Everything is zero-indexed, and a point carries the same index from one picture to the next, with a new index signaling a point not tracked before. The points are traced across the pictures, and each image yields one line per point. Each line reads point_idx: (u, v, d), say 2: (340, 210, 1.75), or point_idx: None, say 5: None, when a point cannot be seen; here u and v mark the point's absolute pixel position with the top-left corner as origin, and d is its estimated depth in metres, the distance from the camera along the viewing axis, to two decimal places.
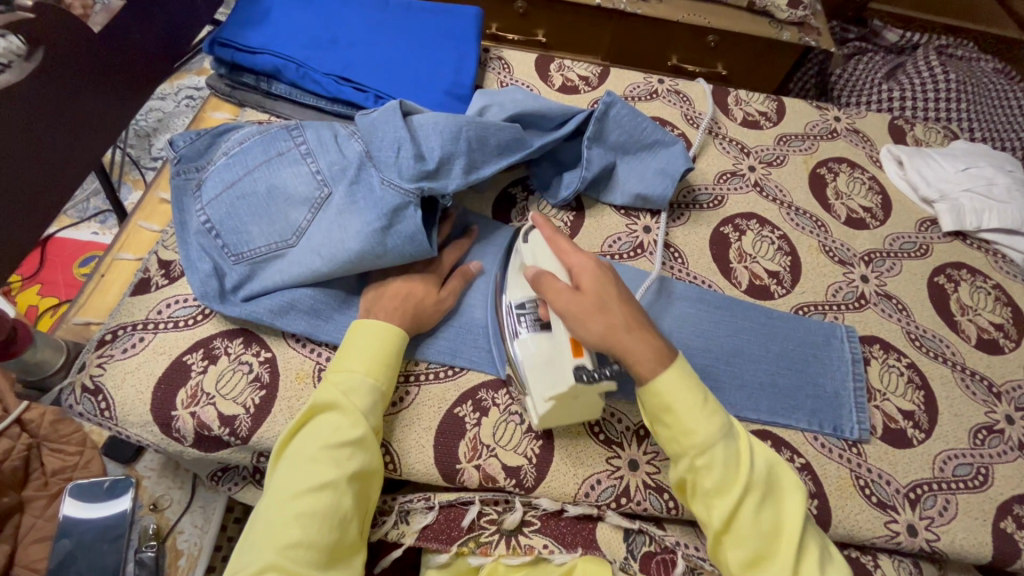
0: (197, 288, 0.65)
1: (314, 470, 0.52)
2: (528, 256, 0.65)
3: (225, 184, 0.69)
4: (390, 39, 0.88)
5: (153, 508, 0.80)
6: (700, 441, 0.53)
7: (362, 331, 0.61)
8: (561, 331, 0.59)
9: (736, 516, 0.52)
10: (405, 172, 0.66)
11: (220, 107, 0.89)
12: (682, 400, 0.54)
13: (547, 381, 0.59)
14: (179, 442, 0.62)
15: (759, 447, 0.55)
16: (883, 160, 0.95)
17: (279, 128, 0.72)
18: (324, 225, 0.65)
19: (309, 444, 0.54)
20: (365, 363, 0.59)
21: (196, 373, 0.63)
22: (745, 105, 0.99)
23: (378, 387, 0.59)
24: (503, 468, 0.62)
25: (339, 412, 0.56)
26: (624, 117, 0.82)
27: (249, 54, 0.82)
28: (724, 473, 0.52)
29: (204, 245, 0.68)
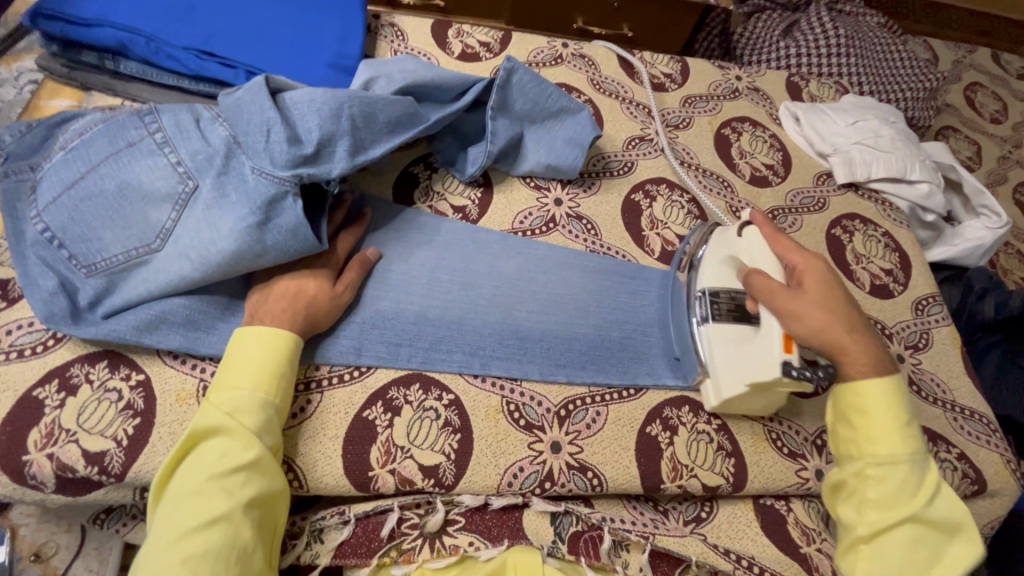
0: (41, 309, 0.55)
1: (201, 504, 0.47)
2: (739, 251, 0.66)
3: (65, 184, 0.58)
4: (261, 6, 0.78)
5: (36, 558, 0.70)
6: (885, 452, 0.55)
7: (247, 342, 0.54)
8: (772, 326, 0.59)
9: (886, 533, 0.53)
10: (280, 158, 0.59)
11: (58, 92, 0.75)
12: (880, 411, 0.56)
13: (746, 367, 0.61)
14: (39, 489, 0.54)
15: (947, 494, 0.54)
16: (782, 118, 0.97)
17: (128, 113, 0.61)
18: (192, 225, 0.57)
19: (192, 476, 0.48)
20: (255, 377, 0.53)
21: (51, 409, 0.55)
22: (650, 67, 0.97)
23: (273, 402, 0.53)
24: (420, 470, 0.59)
25: (227, 436, 0.50)
26: (526, 84, 0.77)
27: (83, 28, 0.70)
28: (898, 490, 0.54)
29: (44, 258, 0.57)
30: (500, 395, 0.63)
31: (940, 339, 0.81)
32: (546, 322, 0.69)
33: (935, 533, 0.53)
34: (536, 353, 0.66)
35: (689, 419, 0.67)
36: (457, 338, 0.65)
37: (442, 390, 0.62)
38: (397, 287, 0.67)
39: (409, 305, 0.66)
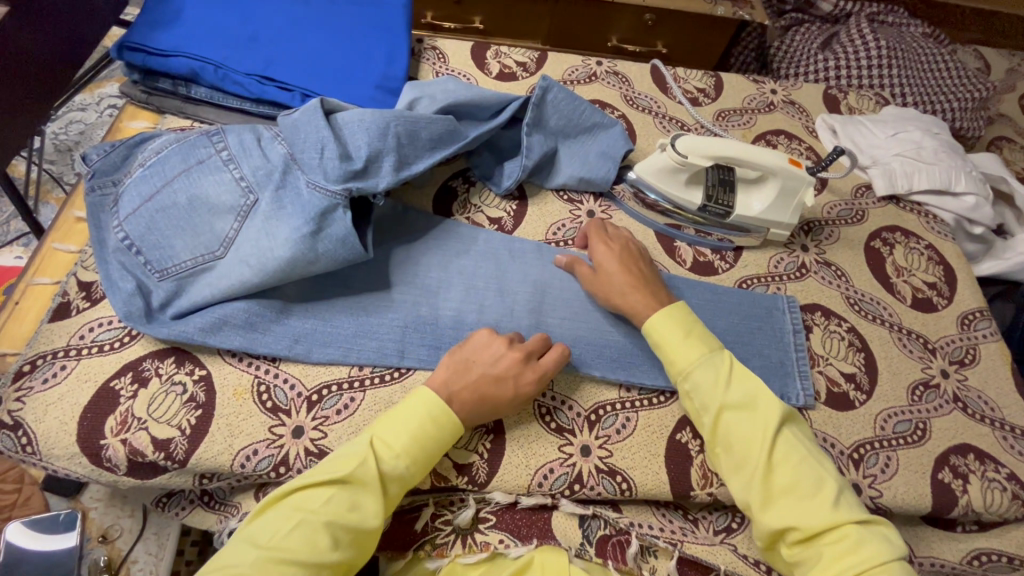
0: (121, 308, 0.61)
1: (310, 540, 0.50)
2: (692, 155, 0.73)
3: (144, 197, 0.64)
4: (316, 35, 0.84)
5: (102, 540, 0.76)
6: (681, 366, 0.61)
7: (419, 405, 0.57)
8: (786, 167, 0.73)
9: (719, 429, 0.59)
10: (332, 173, 0.64)
11: (137, 116, 0.84)
12: (668, 336, 0.62)
13: (791, 203, 0.76)
14: (112, 472, 0.59)
15: (739, 375, 0.60)
16: (818, 130, 0.97)
17: (199, 133, 0.67)
18: (252, 234, 0.63)
19: (302, 510, 0.51)
20: (415, 453, 0.56)
21: (126, 399, 0.61)
22: (683, 83, 0.99)
23: (403, 479, 0.56)
24: (454, 467, 0.62)
25: (353, 489, 0.53)
26: (560, 102, 0.81)
27: (161, 57, 0.78)
28: (710, 384, 0.59)
29: (124, 263, 0.63)
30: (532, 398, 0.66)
31: (988, 354, 0.79)
32: (579, 330, 0.70)
33: (746, 413, 0.58)
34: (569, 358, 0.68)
35: None
36: None
37: None
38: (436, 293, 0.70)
39: (448, 311, 0.69)
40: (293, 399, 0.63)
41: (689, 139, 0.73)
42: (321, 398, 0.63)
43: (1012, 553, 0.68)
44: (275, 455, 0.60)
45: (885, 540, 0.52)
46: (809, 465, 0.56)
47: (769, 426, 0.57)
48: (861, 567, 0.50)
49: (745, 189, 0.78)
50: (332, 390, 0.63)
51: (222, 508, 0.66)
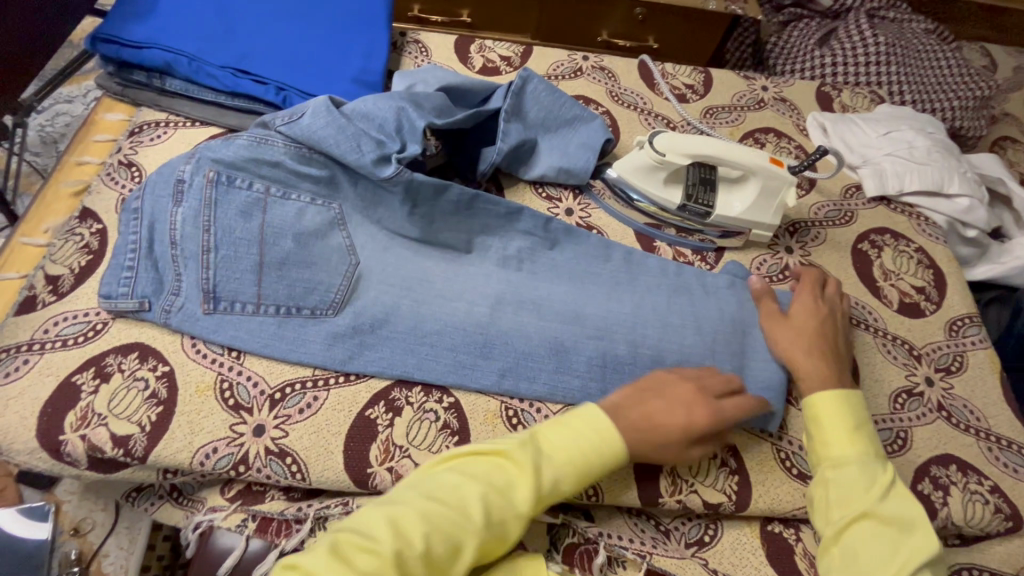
0: (324, 352, 0.63)
1: (443, 503, 0.49)
2: (670, 152, 0.71)
3: (241, 267, 0.62)
4: (293, 27, 0.83)
5: (75, 533, 0.77)
6: (836, 454, 0.57)
7: (586, 420, 0.55)
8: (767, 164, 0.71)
9: (847, 533, 0.53)
10: (368, 154, 0.65)
11: (113, 108, 0.82)
12: (834, 420, 0.58)
13: (775, 202, 0.74)
14: (72, 467, 0.59)
15: (902, 493, 0.54)
16: (809, 128, 0.94)
17: (217, 188, 0.63)
18: (363, 233, 0.69)
19: (481, 477, 0.51)
20: (606, 453, 0.54)
21: (87, 394, 0.60)
22: (671, 78, 0.97)
23: (558, 484, 0.53)
24: (417, 470, 0.60)
25: (512, 467, 0.52)
26: (540, 94, 0.80)
27: (135, 49, 0.77)
28: (857, 487, 0.54)
29: (286, 326, 0.63)
30: (499, 401, 0.64)
31: (975, 362, 0.76)
32: None
33: (891, 529, 0.52)
34: (541, 360, 0.65)
35: None
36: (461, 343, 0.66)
37: (442, 392, 0.64)
38: (407, 287, 0.67)
39: None
40: (255, 398, 0.62)
41: (669, 136, 0.72)
42: (283, 396, 0.62)
43: (994, 568, 0.66)
44: (235, 454, 0.59)
45: None
46: None
47: (909, 557, 0.50)
48: None
49: (727, 188, 0.76)
50: (295, 389, 0.62)
51: (188, 504, 0.65)
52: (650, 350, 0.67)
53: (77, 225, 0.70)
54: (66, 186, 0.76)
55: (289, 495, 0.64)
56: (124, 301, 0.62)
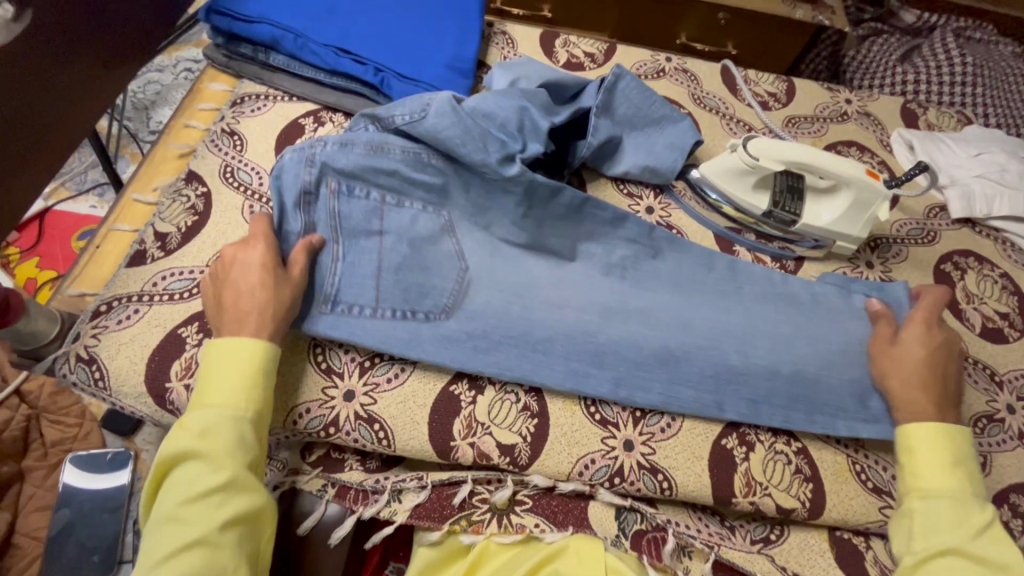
0: (444, 359, 0.62)
1: (175, 527, 0.48)
2: (765, 156, 0.71)
3: (362, 272, 0.63)
4: (392, 11, 0.85)
5: None
6: (929, 485, 0.56)
7: (229, 344, 0.55)
8: (863, 178, 0.71)
9: (930, 563, 0.53)
10: (493, 154, 0.66)
11: (217, 79, 0.87)
12: (929, 452, 0.58)
13: (863, 216, 0.73)
14: (174, 414, 0.62)
15: (998, 536, 0.53)
16: (893, 144, 0.93)
17: (339, 198, 0.64)
18: (475, 242, 0.69)
19: (169, 498, 0.49)
20: (226, 398, 0.53)
21: (190, 346, 0.63)
22: (754, 85, 0.97)
23: (246, 417, 0.53)
24: (497, 447, 0.62)
25: (203, 457, 0.50)
26: (632, 91, 0.81)
27: (246, 23, 0.80)
28: (948, 519, 0.54)
29: (408, 331, 0.62)
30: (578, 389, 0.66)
31: None
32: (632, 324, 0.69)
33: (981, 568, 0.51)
34: (622, 353, 0.66)
35: (767, 437, 0.65)
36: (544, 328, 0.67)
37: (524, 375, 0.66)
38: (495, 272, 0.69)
39: None
40: (346, 364, 0.64)
41: (763, 141, 0.72)
42: (373, 364, 0.64)
43: None
44: (327, 415, 0.62)
45: None
46: None
47: None
48: None
49: (815, 197, 0.76)
50: (384, 359, 0.64)
51: None
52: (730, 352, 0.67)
53: (184, 187, 0.74)
54: (172, 150, 0.79)
55: (366, 466, 0.65)
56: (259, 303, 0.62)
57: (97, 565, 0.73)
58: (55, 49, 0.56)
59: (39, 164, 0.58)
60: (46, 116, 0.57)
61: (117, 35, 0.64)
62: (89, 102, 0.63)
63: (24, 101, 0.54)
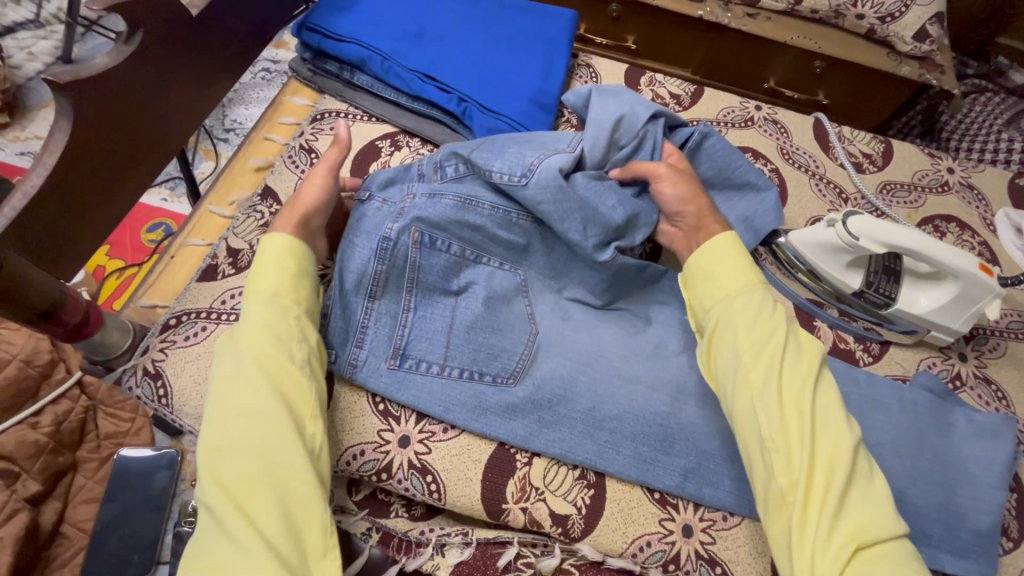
0: (503, 430, 0.61)
1: (232, 386, 0.51)
2: (866, 238, 0.66)
3: (434, 329, 0.64)
4: (481, 39, 0.84)
5: (194, 484, 0.76)
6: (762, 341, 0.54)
7: (269, 249, 0.59)
8: (975, 272, 0.65)
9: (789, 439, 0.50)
10: (591, 240, 0.64)
11: (299, 92, 0.86)
12: (749, 329, 0.55)
13: (965, 311, 0.68)
14: None
15: (825, 401, 0.52)
16: (997, 224, 0.86)
17: (421, 248, 0.63)
18: (546, 308, 0.69)
19: (226, 372, 0.52)
20: (269, 284, 0.57)
21: None
22: (849, 144, 0.91)
23: (286, 304, 0.56)
24: (550, 515, 0.60)
25: (246, 338, 0.53)
26: (719, 150, 0.75)
27: (335, 41, 0.80)
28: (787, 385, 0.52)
29: (472, 394, 0.62)
30: None
31: None
32: (699, 395, 0.65)
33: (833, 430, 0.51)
34: (689, 431, 0.63)
35: None
36: (610, 396, 0.64)
37: None
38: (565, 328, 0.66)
39: (573, 349, 0.66)
40: (404, 409, 0.62)
41: (864, 220, 0.67)
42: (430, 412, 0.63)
43: None
44: (381, 460, 0.61)
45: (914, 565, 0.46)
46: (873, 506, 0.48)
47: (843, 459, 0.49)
48: None
49: (915, 282, 0.71)
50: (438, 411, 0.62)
51: None
52: None
53: (259, 203, 0.74)
54: (251, 163, 0.80)
55: (411, 512, 0.64)
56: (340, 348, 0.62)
57: (137, 564, 0.73)
58: (161, 69, 0.57)
59: (134, 180, 0.59)
60: (147, 135, 0.58)
61: (218, 53, 0.64)
62: (186, 119, 0.63)
63: (129, 121, 0.55)
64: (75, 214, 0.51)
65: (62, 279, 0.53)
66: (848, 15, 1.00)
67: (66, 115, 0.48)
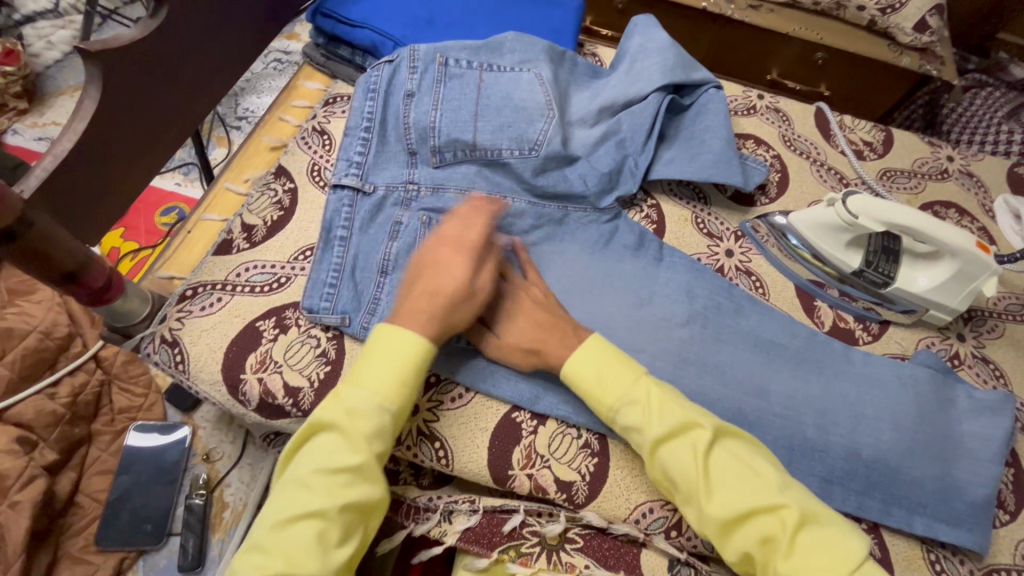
0: (511, 393, 0.63)
1: (305, 490, 0.51)
2: (862, 215, 0.68)
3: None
4: (490, 27, 0.86)
5: (205, 458, 0.82)
6: (611, 389, 0.57)
7: (398, 338, 0.56)
8: (972, 249, 0.66)
9: (665, 463, 0.54)
10: (594, 186, 0.76)
11: (312, 76, 0.88)
12: (598, 369, 0.58)
13: (961, 289, 0.70)
14: (243, 405, 0.63)
15: (664, 403, 0.55)
16: (996, 210, 0.88)
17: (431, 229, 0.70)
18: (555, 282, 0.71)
19: (307, 462, 0.52)
20: (381, 381, 0.55)
21: (267, 341, 0.65)
22: (849, 132, 0.93)
23: (388, 408, 0.54)
24: (555, 482, 0.61)
25: (342, 433, 0.53)
26: (698, 118, 0.83)
27: (349, 27, 0.82)
28: (640, 416, 0.55)
29: (484, 356, 0.65)
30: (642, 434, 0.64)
31: None
32: (700, 367, 0.67)
33: (683, 437, 0.54)
34: None
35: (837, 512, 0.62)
36: None
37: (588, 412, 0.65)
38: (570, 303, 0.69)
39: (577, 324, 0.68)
40: None
41: (864, 198, 0.68)
42: (438, 381, 0.64)
43: None
44: None
45: (827, 543, 0.49)
46: (748, 485, 0.52)
47: (699, 448, 0.53)
48: (786, 551, 0.49)
49: (914, 261, 0.73)
50: (448, 377, 0.64)
51: None
52: (798, 415, 0.65)
53: (273, 181, 0.76)
54: (266, 142, 0.82)
55: (419, 482, 0.66)
56: (327, 315, 0.65)
57: (150, 535, 0.75)
58: (182, 44, 0.58)
59: (155, 153, 0.60)
60: (168, 108, 0.60)
61: (238, 33, 0.67)
62: (204, 96, 0.65)
63: (151, 92, 0.56)
64: (99, 180, 0.53)
65: (86, 243, 0.54)
66: (850, 7, 1.02)
67: (93, 83, 0.50)
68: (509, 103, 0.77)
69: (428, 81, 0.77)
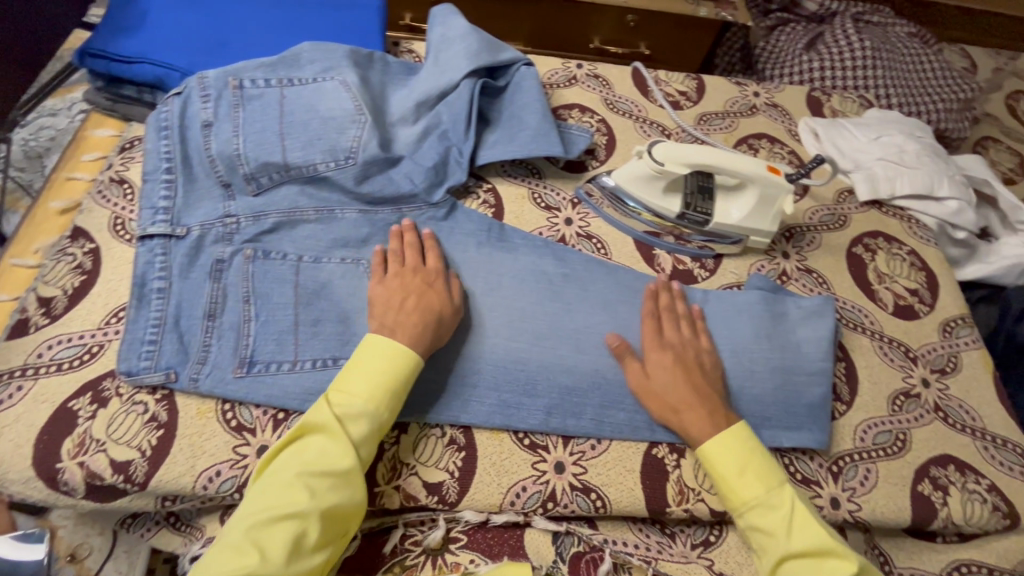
0: None
1: (291, 493, 0.52)
2: (667, 163, 0.72)
3: (277, 329, 0.65)
4: (286, 40, 0.83)
5: (71, 559, 0.68)
6: (749, 496, 0.58)
7: (378, 348, 0.59)
8: (763, 175, 0.72)
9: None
10: (421, 182, 0.75)
11: (102, 123, 0.82)
12: (744, 465, 0.59)
13: (766, 213, 0.76)
14: (69, 495, 0.57)
15: (807, 524, 0.56)
16: (801, 133, 0.96)
17: (254, 261, 0.67)
18: None
19: (296, 464, 0.54)
20: (365, 390, 0.57)
21: (84, 420, 0.59)
22: (665, 85, 0.98)
23: (378, 415, 0.57)
24: (424, 487, 0.60)
25: (333, 436, 0.55)
26: (515, 98, 0.84)
27: (125, 64, 0.76)
28: (776, 525, 0.57)
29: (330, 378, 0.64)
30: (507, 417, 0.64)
31: (969, 363, 0.78)
32: (553, 337, 0.68)
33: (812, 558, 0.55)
34: (545, 374, 0.66)
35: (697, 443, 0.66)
36: (467, 355, 0.65)
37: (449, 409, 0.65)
38: None
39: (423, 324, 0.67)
40: (258, 419, 0.62)
41: (667, 146, 0.72)
42: (287, 416, 0.63)
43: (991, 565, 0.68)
44: (239, 477, 0.60)
45: None
46: None
47: None
48: None
49: (725, 195, 0.78)
50: (297, 409, 0.63)
51: (187, 530, 0.66)
52: None
53: (69, 245, 0.69)
54: (54, 205, 0.75)
55: None
56: (149, 375, 0.60)
57: None
58: None
59: None
60: None
61: None
62: None
63: None
64: None
65: None
66: None
67: None
68: (315, 115, 0.74)
69: (224, 108, 0.72)
